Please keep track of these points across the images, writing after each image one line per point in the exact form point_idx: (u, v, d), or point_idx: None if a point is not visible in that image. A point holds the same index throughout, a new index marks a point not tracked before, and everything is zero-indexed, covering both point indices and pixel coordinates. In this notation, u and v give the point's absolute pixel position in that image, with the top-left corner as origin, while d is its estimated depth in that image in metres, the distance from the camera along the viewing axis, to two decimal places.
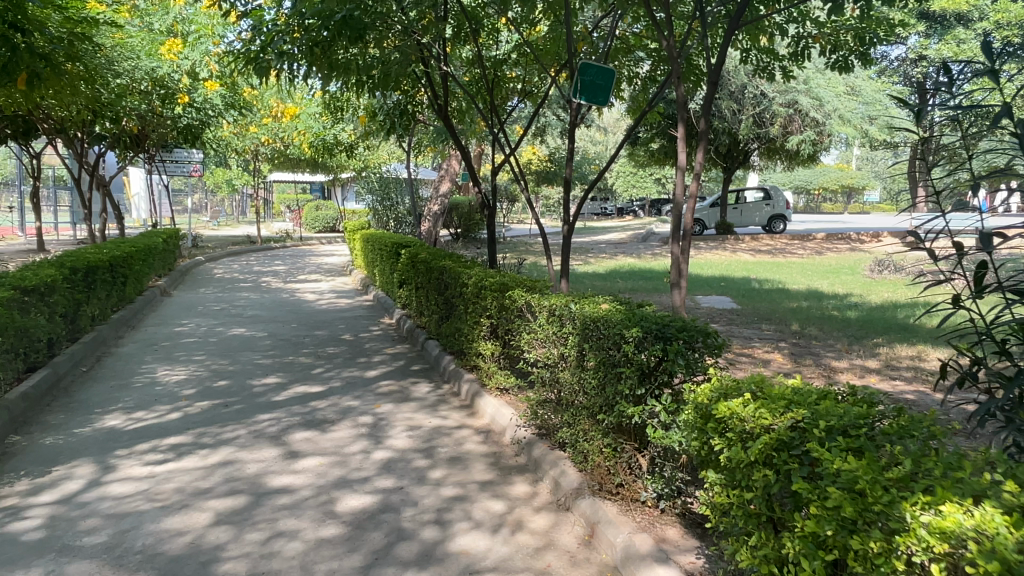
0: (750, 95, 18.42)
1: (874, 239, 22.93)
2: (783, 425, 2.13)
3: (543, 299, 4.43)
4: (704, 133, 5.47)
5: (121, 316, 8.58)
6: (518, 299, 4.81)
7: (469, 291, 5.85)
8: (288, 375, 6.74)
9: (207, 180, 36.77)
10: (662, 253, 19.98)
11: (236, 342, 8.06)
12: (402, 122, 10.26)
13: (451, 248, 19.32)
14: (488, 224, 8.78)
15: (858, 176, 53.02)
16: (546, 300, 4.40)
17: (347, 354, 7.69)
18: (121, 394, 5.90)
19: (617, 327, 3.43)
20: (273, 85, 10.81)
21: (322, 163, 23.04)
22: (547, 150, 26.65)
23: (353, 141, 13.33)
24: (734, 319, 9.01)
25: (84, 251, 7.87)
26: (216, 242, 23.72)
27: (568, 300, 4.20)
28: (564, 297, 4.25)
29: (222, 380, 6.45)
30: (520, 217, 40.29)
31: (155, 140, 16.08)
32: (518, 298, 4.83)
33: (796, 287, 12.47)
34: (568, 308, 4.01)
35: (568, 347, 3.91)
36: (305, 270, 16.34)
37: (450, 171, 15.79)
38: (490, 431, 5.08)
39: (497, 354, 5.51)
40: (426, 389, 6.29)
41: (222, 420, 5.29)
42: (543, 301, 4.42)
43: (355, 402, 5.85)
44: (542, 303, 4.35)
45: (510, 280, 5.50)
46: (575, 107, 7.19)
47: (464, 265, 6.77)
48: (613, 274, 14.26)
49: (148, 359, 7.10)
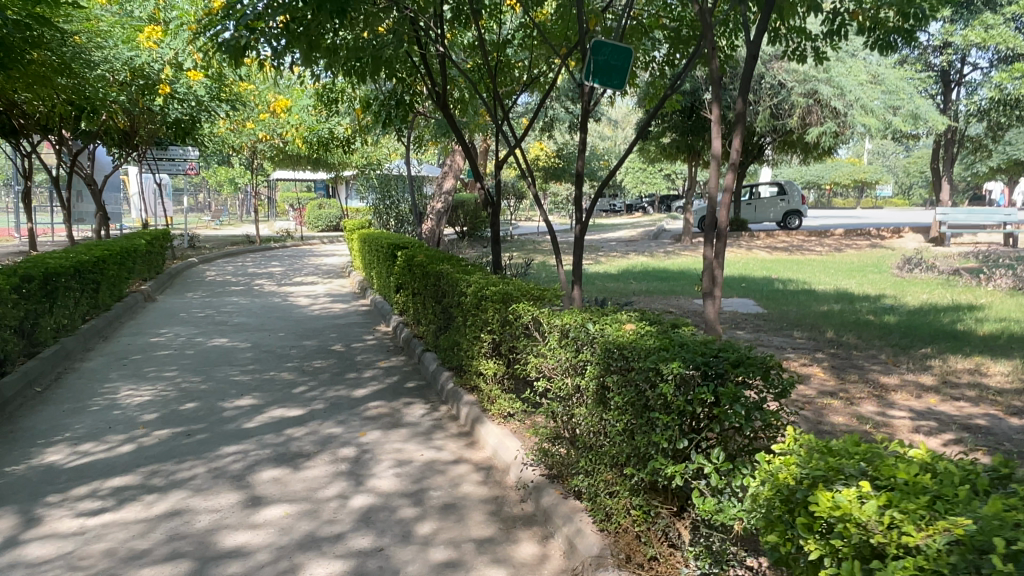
0: (767, 85, 17.74)
1: (895, 235, 22.03)
2: (938, 545, 1.38)
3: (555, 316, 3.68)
4: (742, 116, 4.60)
5: (92, 326, 7.85)
6: (523, 315, 4.05)
7: (468, 302, 5.07)
8: (266, 394, 6.01)
9: (210, 178, 36.23)
10: (675, 251, 19.18)
11: (214, 355, 7.31)
12: (399, 113, 9.50)
13: (455, 247, 18.60)
14: (492, 223, 7.95)
15: (871, 171, 51.99)
16: (558, 316, 3.64)
17: (336, 368, 6.95)
18: (72, 419, 5.15)
19: (649, 356, 2.67)
20: (260, 74, 10.07)
21: (323, 160, 22.36)
22: (554, 145, 25.86)
23: (349, 135, 12.62)
24: (762, 326, 8.22)
25: (46, 255, 7.14)
26: (215, 242, 23.11)
27: (585, 317, 3.44)
28: (581, 314, 3.49)
29: (190, 402, 5.71)
30: (527, 215, 39.57)
31: (144, 136, 15.39)
32: (525, 313, 4.07)
33: (823, 287, 11.68)
34: (584, 330, 3.24)
35: (584, 380, 3.14)
36: (302, 271, 15.64)
37: (454, 166, 15.04)
38: (492, 468, 4.32)
39: (501, 374, 4.72)
40: (420, 411, 5.54)
41: (179, 455, 4.54)
42: (553, 318, 3.66)
43: (337, 430, 5.09)
44: (554, 319, 3.58)
45: (515, 289, 4.72)
46: (586, 93, 6.37)
47: (464, 271, 5.99)
48: (626, 274, 13.48)
49: (113, 377, 6.35)
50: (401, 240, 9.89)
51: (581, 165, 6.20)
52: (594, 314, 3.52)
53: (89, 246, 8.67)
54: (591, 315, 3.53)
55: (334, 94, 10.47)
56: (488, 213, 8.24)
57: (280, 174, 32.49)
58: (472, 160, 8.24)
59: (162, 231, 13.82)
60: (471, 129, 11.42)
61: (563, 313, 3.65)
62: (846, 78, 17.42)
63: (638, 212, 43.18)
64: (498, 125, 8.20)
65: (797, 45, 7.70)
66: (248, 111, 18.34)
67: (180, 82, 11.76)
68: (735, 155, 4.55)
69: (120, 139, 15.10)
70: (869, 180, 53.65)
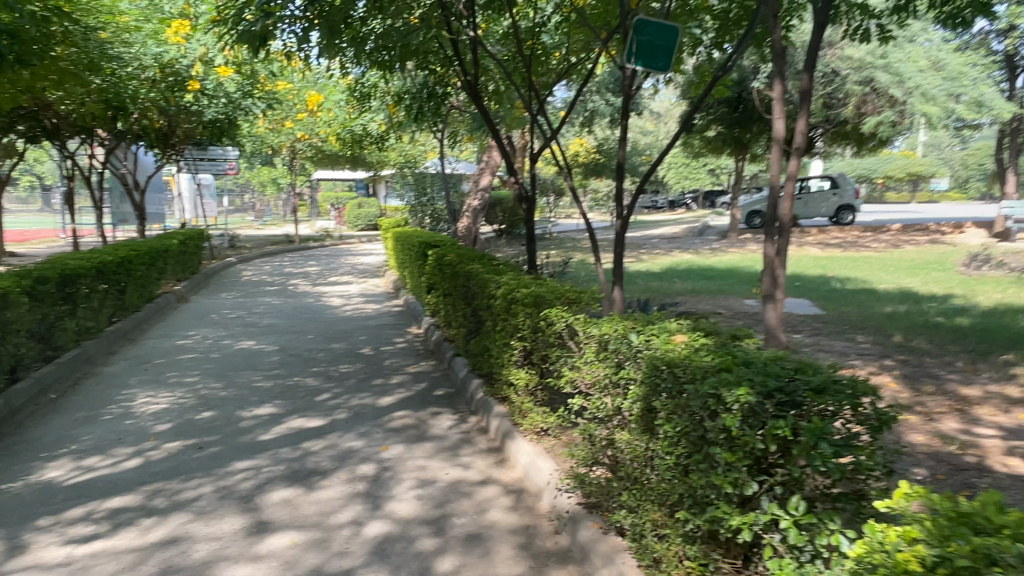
0: (819, 74, 16.90)
1: (956, 230, 20.88)
2: None
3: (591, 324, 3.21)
4: (807, 93, 4.04)
5: (117, 328, 7.67)
6: (557, 323, 3.59)
7: (498, 305, 4.63)
8: (286, 401, 5.67)
9: (253, 178, 36.60)
10: (721, 248, 18.45)
11: (239, 359, 7.02)
12: (431, 106, 9.13)
13: (493, 245, 18.23)
14: (527, 220, 7.49)
15: (927, 164, 49.94)
16: (595, 324, 3.17)
17: (363, 373, 6.59)
18: (81, 430, 4.89)
19: (707, 378, 2.19)
20: (291, 68, 9.83)
21: (361, 158, 22.21)
22: (595, 140, 25.24)
23: (382, 131, 12.31)
24: (821, 329, 7.60)
25: (67, 256, 6.95)
26: (256, 242, 23.20)
27: (627, 325, 2.96)
28: (622, 322, 3.00)
29: (207, 410, 5.40)
30: (568, 213, 38.99)
31: (182, 136, 15.38)
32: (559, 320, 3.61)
33: (884, 286, 10.90)
34: (627, 341, 2.76)
35: (627, 402, 2.66)
36: (338, 271, 15.42)
37: (491, 162, 14.64)
38: (523, 491, 3.88)
39: (534, 385, 4.28)
40: (448, 423, 5.12)
41: (186, 471, 4.21)
42: (589, 327, 3.19)
43: (357, 444, 4.70)
44: (590, 328, 3.11)
45: (548, 291, 4.26)
46: (627, 77, 5.86)
47: (495, 271, 5.55)
48: (671, 273, 12.91)
49: (132, 383, 6.10)
50: (434, 238, 9.50)
51: (621, 154, 5.66)
52: (637, 321, 3.05)
53: (116, 246, 8.51)
54: (632, 322, 3.05)
55: (366, 89, 10.17)
56: (523, 209, 7.77)
57: (320, 174, 32.60)
58: (506, 152, 7.77)
59: (197, 230, 13.75)
60: (507, 122, 10.98)
61: (601, 322, 3.18)
62: (906, 64, 16.45)
63: (681, 209, 42.20)
64: (534, 115, 7.71)
65: (858, 23, 6.98)
66: (286, 110, 18.26)
67: (209, 79, 11.59)
68: (799, 138, 4.00)
69: (158, 139, 15.11)
70: (923, 173, 51.60)
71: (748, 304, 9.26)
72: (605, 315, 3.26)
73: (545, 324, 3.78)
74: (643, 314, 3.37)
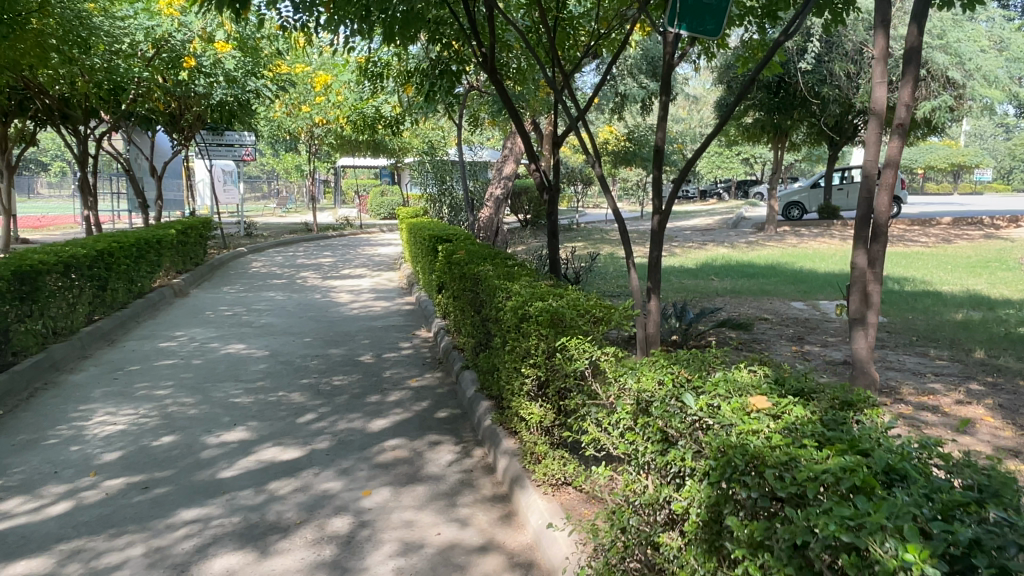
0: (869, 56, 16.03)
1: (1013, 223, 19.54)
2: None
3: (628, 368, 2.34)
4: (913, 53, 3.14)
5: (94, 329, 6.91)
6: (580, 363, 2.73)
7: (507, 322, 3.77)
8: (262, 424, 4.86)
9: (276, 166, 36.18)
10: (758, 241, 17.40)
11: (222, 367, 6.24)
12: (444, 86, 8.23)
13: (517, 236, 17.40)
14: (549, 211, 6.56)
15: (971, 155, 48.02)
16: (634, 370, 2.28)
17: (358, 387, 5.75)
18: (14, 458, 4.12)
19: (833, 506, 1.31)
20: (295, 42, 9.01)
21: (383, 145, 21.43)
22: (625, 127, 24.22)
23: (396, 115, 11.50)
24: (885, 341, 6.62)
25: (28, 249, 6.16)
26: (275, 230, 22.68)
27: (681, 376, 2.07)
28: (673, 371, 2.12)
29: (168, 435, 4.60)
30: (596, 203, 38.06)
31: (191, 119, 14.73)
32: (587, 359, 2.77)
33: (947, 288, 9.82)
34: (683, 404, 1.87)
35: (681, 500, 1.77)
36: (353, 262, 14.67)
37: (514, 150, 13.76)
38: (532, 567, 3.02)
39: (550, 425, 3.42)
40: (447, 457, 4.27)
41: (118, 523, 3.40)
42: (625, 375, 2.31)
43: (334, 486, 3.87)
44: (630, 376, 2.22)
45: (569, 307, 3.41)
46: (668, 42, 4.92)
47: (508, 275, 4.67)
48: (707, 268, 11.94)
49: (95, 395, 5.35)
50: (447, 231, 8.60)
51: (660, 137, 4.69)
52: (692, 370, 2.16)
53: (96, 237, 7.75)
54: (690, 371, 2.17)
55: (377, 67, 9.32)
56: (546, 200, 6.79)
57: (343, 162, 32.01)
58: (527, 133, 6.73)
59: (205, 219, 13.08)
60: (531, 104, 10.06)
61: (642, 365, 2.31)
62: (966, 43, 15.15)
63: (713, 199, 40.83)
64: (559, 93, 6.69)
65: None
66: (303, 94, 17.63)
67: (207, 56, 10.82)
68: (902, 113, 3.11)
69: (166, 120, 14.47)
70: (968, 165, 49.61)
71: (796, 308, 8.30)
72: (646, 358, 2.38)
73: (567, 356, 2.93)
74: (697, 355, 2.51)
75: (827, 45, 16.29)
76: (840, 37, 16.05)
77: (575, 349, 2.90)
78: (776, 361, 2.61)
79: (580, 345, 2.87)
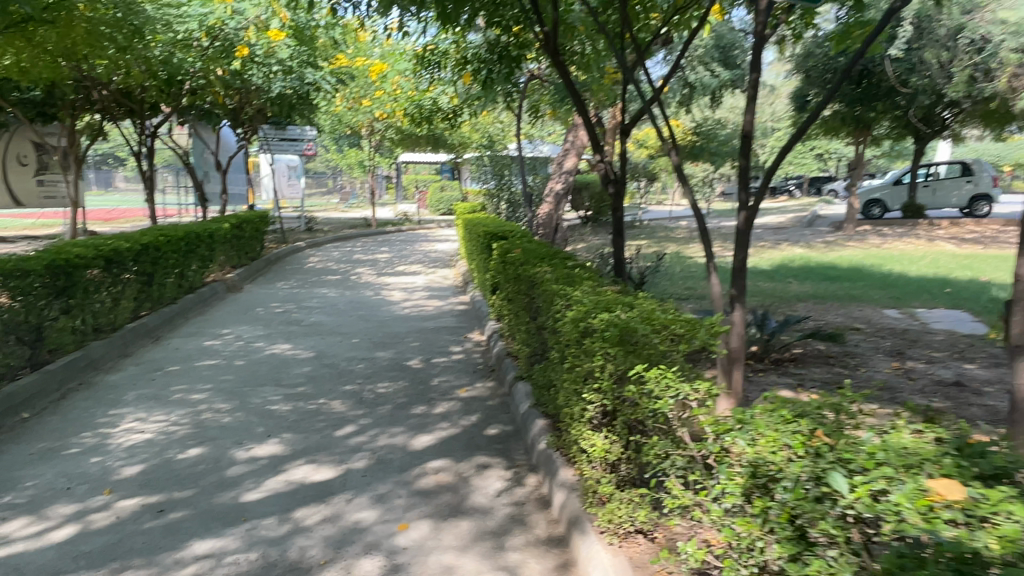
0: (965, 41, 14.78)
1: None
2: None
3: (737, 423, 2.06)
4: None
5: (138, 325, 6.69)
6: (663, 403, 2.31)
7: (565, 335, 3.25)
8: (297, 437, 4.43)
9: (338, 162, 36.52)
10: (836, 241, 16.34)
11: (263, 370, 5.88)
12: (502, 71, 7.68)
13: (578, 233, 16.83)
14: (615, 206, 5.95)
15: None
16: (747, 426, 2.02)
17: (404, 396, 5.28)
18: (30, 472, 3.81)
19: None
20: (351, 29, 8.71)
21: (442, 139, 21.16)
22: (692, 121, 23.25)
23: (454, 106, 11.08)
24: (1002, 358, 5.78)
25: (68, 242, 5.95)
26: (335, 225, 22.68)
27: (811, 442, 1.83)
28: (802, 433, 1.87)
29: (195, 447, 4.23)
30: (660, 200, 37.03)
31: (251, 112, 14.67)
32: (676, 396, 2.33)
33: None
34: (838, 497, 1.66)
35: None
36: (409, 259, 14.34)
37: (577, 143, 13.15)
38: None
39: (616, 460, 2.88)
40: (496, 487, 3.74)
41: (123, 555, 3.01)
42: (733, 430, 2.05)
43: (367, 517, 3.39)
44: (746, 436, 1.96)
45: (638, 318, 2.87)
46: (762, 10, 4.22)
47: (568, 278, 4.11)
48: (784, 270, 11.11)
49: (128, 399, 5.05)
50: (504, 228, 8.09)
51: (749, 120, 4.05)
52: (829, 427, 1.91)
53: (144, 230, 7.56)
54: (823, 431, 1.92)
55: (433, 54, 8.89)
56: (610, 194, 6.14)
57: (403, 159, 31.99)
58: (591, 122, 6.13)
59: (261, 214, 12.96)
60: (594, 93, 9.42)
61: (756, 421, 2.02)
62: None
63: (783, 197, 39.18)
64: (630, 76, 6.04)
65: None
66: (364, 87, 17.47)
67: (260, 44, 10.62)
68: None
69: (227, 115, 14.48)
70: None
71: (890, 317, 7.47)
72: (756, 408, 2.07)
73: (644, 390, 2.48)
74: (824, 397, 2.15)
75: (917, 31, 15.08)
76: (932, 21, 14.75)
77: (654, 382, 2.45)
78: (935, 416, 2.02)
79: (664, 378, 2.42)
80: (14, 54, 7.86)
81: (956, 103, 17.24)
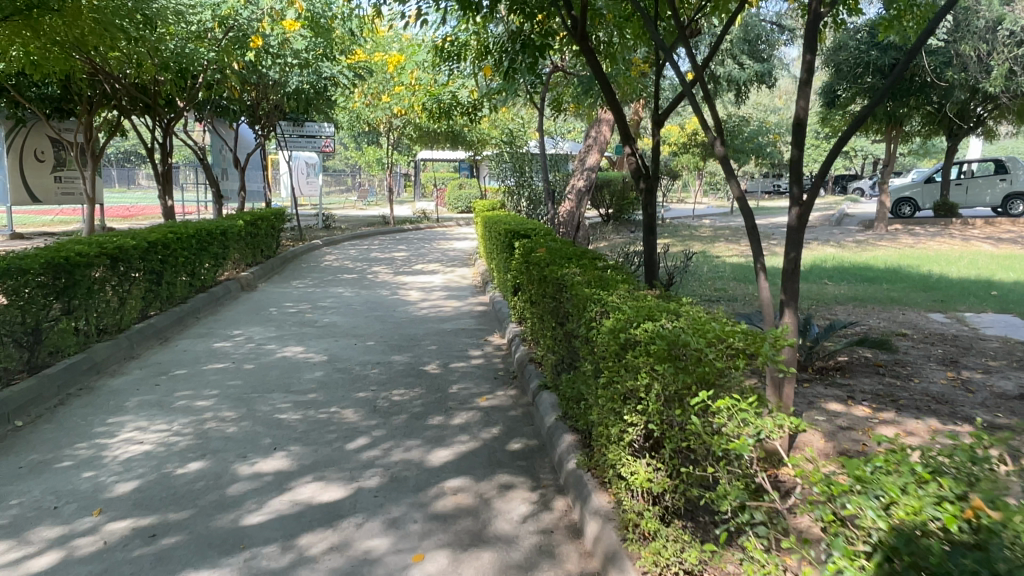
0: (1005, 33, 14.22)
1: None
2: None
3: (855, 484, 1.66)
4: None
5: (146, 325, 6.42)
6: (743, 441, 2.01)
7: (599, 346, 2.90)
8: (305, 449, 4.11)
9: (357, 159, 36.40)
10: (867, 240, 15.82)
11: (273, 374, 5.58)
12: (525, 61, 7.26)
13: (600, 231, 16.47)
14: (647, 202, 5.58)
15: None
16: (873, 488, 1.62)
17: (420, 404, 4.94)
18: (16, 489, 3.54)
19: None
20: (368, 20, 8.45)
21: (461, 135, 20.86)
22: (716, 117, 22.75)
23: (473, 100, 10.76)
24: None
25: (70, 239, 5.69)
26: (353, 223, 22.48)
27: (968, 516, 1.44)
28: (952, 502, 1.47)
29: (196, 460, 3.92)
30: (681, 199, 36.48)
31: (268, 107, 14.46)
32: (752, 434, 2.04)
33: None
34: None
35: None
36: (427, 257, 14.04)
37: (600, 139, 12.80)
38: None
39: (660, 490, 2.53)
40: (522, 512, 3.39)
41: None
42: (855, 493, 1.65)
43: (379, 546, 3.05)
44: (876, 507, 1.57)
45: (686, 328, 2.53)
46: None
47: (601, 281, 3.76)
48: (816, 271, 10.66)
49: (129, 406, 4.77)
50: (527, 226, 7.75)
51: (802, 107, 3.68)
52: (986, 493, 1.50)
53: (153, 227, 7.31)
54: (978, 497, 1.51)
55: (453, 46, 8.57)
56: (641, 190, 5.76)
57: (422, 156, 31.76)
58: (622, 113, 5.75)
59: (277, 211, 12.74)
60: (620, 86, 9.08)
61: (883, 480, 1.62)
62: None
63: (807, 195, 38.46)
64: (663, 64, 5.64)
65: None
66: (383, 83, 17.24)
67: (275, 34, 10.35)
68: None
69: (244, 110, 14.28)
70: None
71: (938, 322, 7.03)
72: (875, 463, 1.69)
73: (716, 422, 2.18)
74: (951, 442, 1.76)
75: (954, 23, 14.53)
76: (971, 13, 14.23)
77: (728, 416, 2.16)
78: None
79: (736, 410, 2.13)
80: (23, 45, 7.61)
81: (993, 99, 16.59)
